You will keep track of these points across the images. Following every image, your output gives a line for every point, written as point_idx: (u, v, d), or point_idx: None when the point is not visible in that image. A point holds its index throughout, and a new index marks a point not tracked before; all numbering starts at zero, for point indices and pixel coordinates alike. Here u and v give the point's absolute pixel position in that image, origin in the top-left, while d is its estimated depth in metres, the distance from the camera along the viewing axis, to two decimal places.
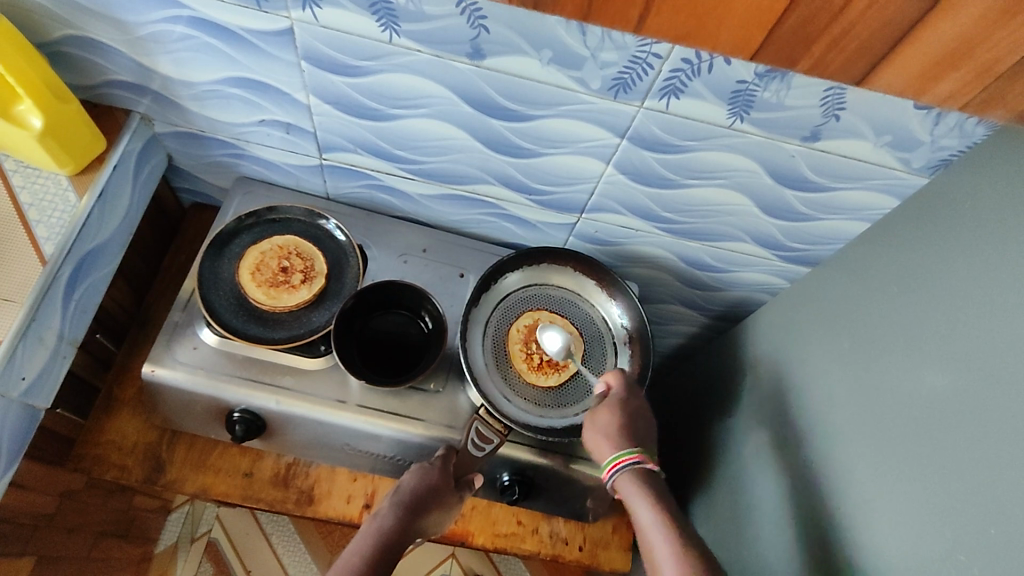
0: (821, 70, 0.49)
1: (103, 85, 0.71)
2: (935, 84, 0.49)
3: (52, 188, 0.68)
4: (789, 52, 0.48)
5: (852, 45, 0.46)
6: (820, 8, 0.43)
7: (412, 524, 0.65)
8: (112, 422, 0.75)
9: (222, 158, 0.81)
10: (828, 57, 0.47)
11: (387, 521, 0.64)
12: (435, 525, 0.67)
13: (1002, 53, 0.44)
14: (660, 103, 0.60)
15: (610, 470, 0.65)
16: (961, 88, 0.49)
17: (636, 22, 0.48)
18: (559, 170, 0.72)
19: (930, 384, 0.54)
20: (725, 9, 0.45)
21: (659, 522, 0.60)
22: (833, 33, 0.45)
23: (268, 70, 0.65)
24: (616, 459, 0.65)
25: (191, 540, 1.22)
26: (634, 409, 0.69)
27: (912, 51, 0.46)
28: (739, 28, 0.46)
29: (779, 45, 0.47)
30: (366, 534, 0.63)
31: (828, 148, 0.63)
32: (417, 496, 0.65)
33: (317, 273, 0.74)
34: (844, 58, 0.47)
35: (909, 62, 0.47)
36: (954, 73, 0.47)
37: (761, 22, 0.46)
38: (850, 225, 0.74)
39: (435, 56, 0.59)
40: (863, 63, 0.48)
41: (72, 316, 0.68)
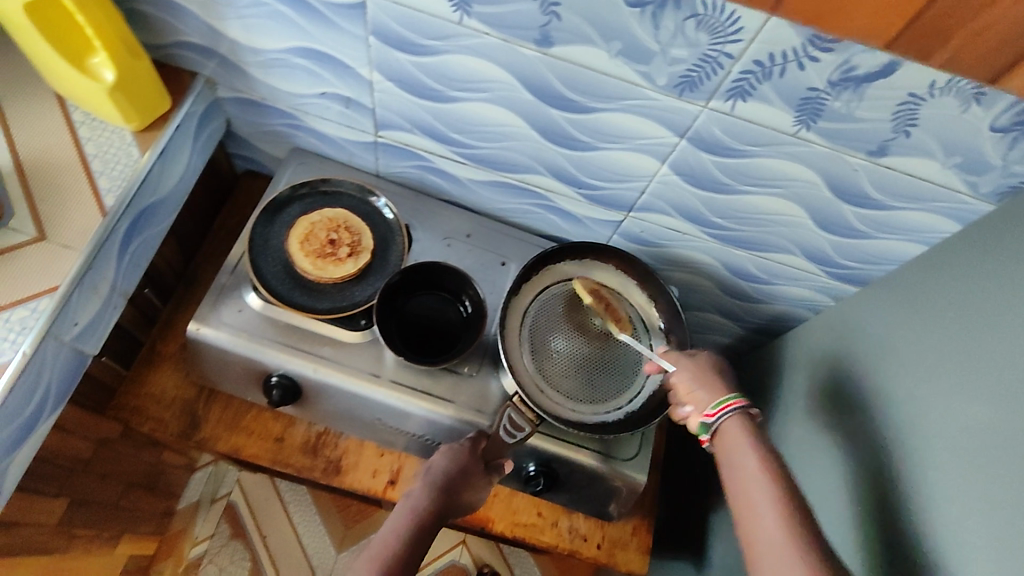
0: (956, 66, 0.49)
1: (172, 46, 0.72)
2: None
3: (116, 142, 0.70)
4: (925, 42, 0.48)
5: (990, 44, 0.46)
6: None
7: (445, 504, 0.65)
8: (152, 375, 0.77)
9: (279, 127, 0.82)
10: (968, 52, 0.48)
11: (421, 501, 0.65)
12: (467, 506, 0.68)
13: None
14: (726, 105, 0.60)
15: (719, 411, 0.62)
16: None
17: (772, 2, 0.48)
18: (613, 165, 0.72)
19: (976, 412, 0.53)
20: None
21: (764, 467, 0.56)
22: (978, 27, 0.46)
23: (335, 43, 0.66)
24: (724, 401, 0.62)
25: (212, 500, 1.24)
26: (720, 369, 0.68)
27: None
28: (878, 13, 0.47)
29: (915, 36, 0.48)
30: (399, 514, 0.64)
31: (894, 164, 0.62)
32: (448, 477, 0.66)
33: (363, 248, 0.74)
34: (980, 56, 0.48)
35: None
36: None
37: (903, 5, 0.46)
38: (905, 247, 0.72)
39: (503, 40, 0.59)
40: (1002, 62, 0.48)
41: (126, 268, 0.70)
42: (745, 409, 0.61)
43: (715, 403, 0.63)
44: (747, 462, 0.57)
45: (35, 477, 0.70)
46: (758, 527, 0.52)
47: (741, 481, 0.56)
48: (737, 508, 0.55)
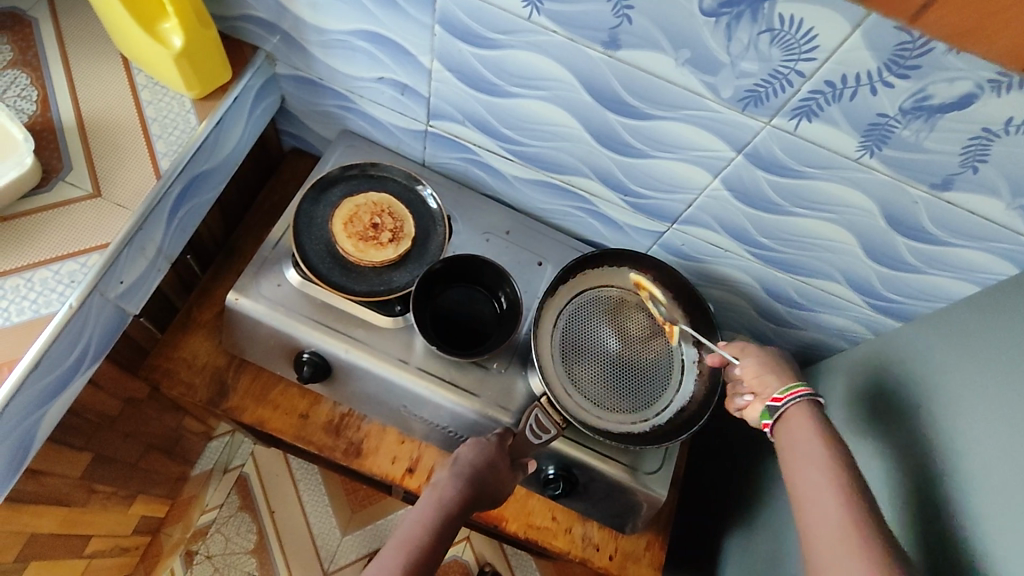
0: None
1: (237, 18, 0.73)
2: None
3: (175, 108, 0.71)
4: None
5: None
6: None
7: (473, 497, 0.65)
8: (186, 340, 0.78)
9: (332, 108, 0.83)
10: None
11: (449, 492, 0.64)
12: (494, 501, 0.67)
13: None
14: (790, 123, 0.58)
15: (786, 396, 0.62)
16: None
17: (913, 15, 0.44)
18: (663, 175, 0.71)
19: None
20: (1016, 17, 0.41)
21: (830, 456, 0.56)
22: None
23: (400, 29, 0.66)
24: (793, 388, 0.62)
25: (224, 470, 1.25)
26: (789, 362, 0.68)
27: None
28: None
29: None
30: (427, 504, 0.63)
31: (956, 200, 0.60)
32: (476, 469, 0.66)
33: (405, 235, 0.74)
34: None
35: None
36: None
37: None
38: (955, 286, 0.70)
39: (570, 40, 0.59)
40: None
41: (173, 233, 0.70)
42: (813, 398, 0.62)
43: (782, 389, 0.63)
44: (812, 449, 0.57)
45: (65, 428, 0.71)
46: (819, 511, 0.53)
47: (803, 467, 0.57)
48: (798, 488, 0.56)
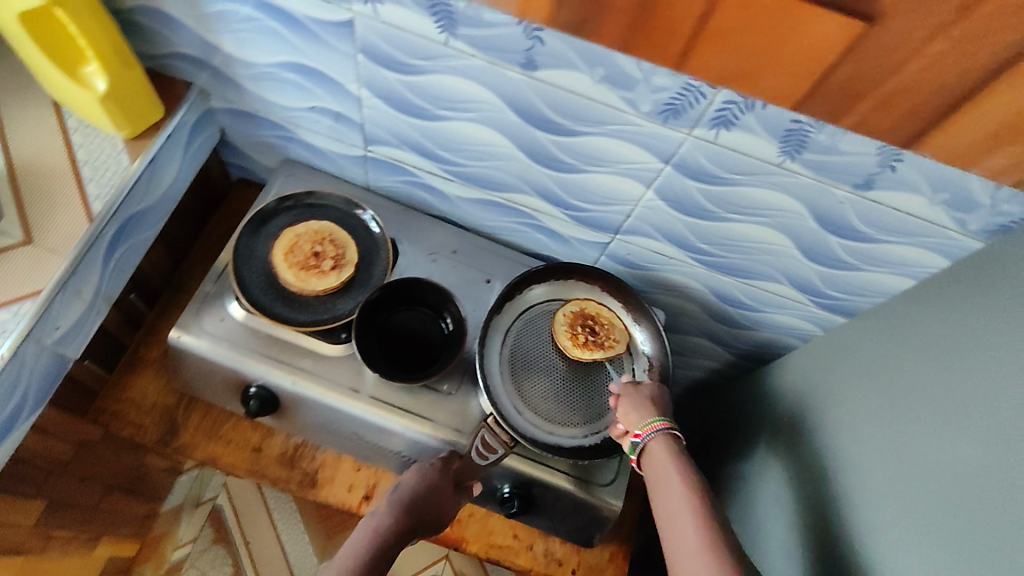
0: (868, 129, 0.48)
1: (167, 56, 0.73)
2: (988, 156, 0.48)
3: (107, 149, 0.70)
4: (836, 104, 0.46)
5: (907, 104, 0.45)
6: (876, 65, 0.42)
7: (410, 525, 0.64)
8: (134, 381, 0.78)
9: (271, 138, 0.83)
10: (877, 115, 0.46)
11: (385, 521, 0.63)
12: (431, 527, 0.67)
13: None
14: (710, 133, 0.59)
15: (645, 432, 0.64)
16: (1014, 164, 0.48)
17: (677, 59, 0.47)
18: (598, 188, 0.72)
19: (964, 454, 0.51)
20: (774, 56, 0.44)
21: (687, 493, 0.58)
22: (890, 90, 0.44)
23: (324, 59, 0.66)
24: (650, 423, 0.65)
25: (196, 504, 1.24)
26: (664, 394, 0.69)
27: (972, 119, 0.45)
28: (782, 74, 0.45)
29: (824, 94, 0.46)
30: (362, 534, 0.62)
31: (880, 198, 0.61)
32: (417, 496, 0.65)
33: (347, 261, 0.74)
34: (894, 120, 0.46)
35: (962, 132, 0.46)
36: (1009, 147, 0.46)
37: (810, 70, 0.44)
38: (891, 280, 0.71)
39: (488, 62, 0.60)
40: (918, 124, 0.46)
41: (110, 274, 0.70)
42: (670, 432, 0.64)
43: (642, 424, 0.65)
44: (671, 488, 0.59)
45: (12, 478, 0.70)
46: (681, 555, 0.54)
47: (666, 510, 0.58)
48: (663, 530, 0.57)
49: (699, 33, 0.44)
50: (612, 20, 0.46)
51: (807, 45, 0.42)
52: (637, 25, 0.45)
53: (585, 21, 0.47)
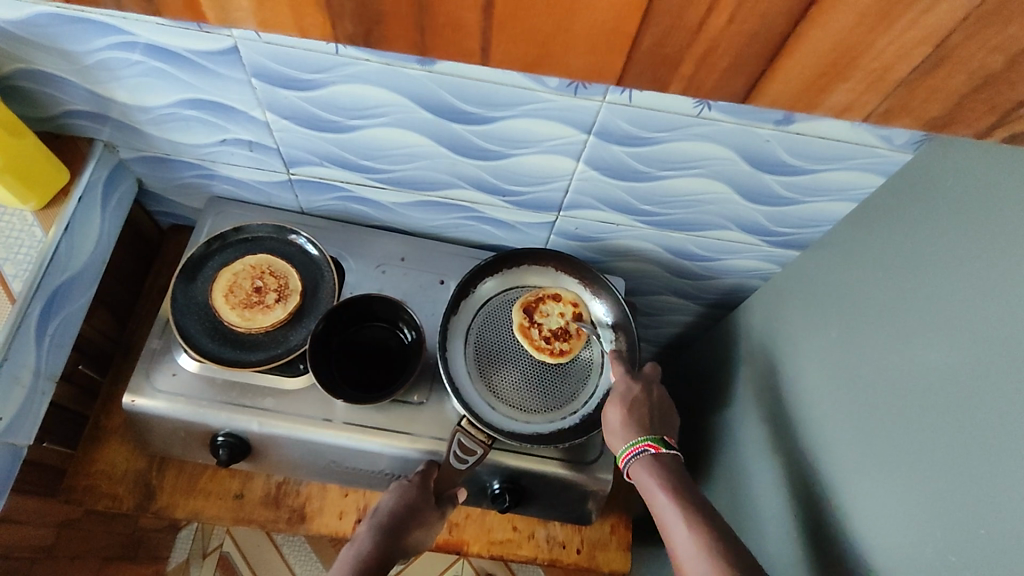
0: (696, 91, 0.43)
1: (62, 116, 0.70)
2: (824, 96, 0.43)
3: (16, 224, 0.67)
4: (652, 73, 0.42)
5: (722, 60, 0.40)
6: (669, 29, 0.38)
7: (395, 544, 0.65)
8: (99, 453, 0.76)
9: (192, 179, 0.80)
10: (699, 75, 0.42)
11: (366, 544, 0.64)
12: (417, 544, 0.67)
13: (892, 59, 0.39)
14: (623, 96, 0.58)
15: (623, 460, 0.67)
16: (857, 100, 0.43)
17: (481, 54, 0.42)
18: (529, 169, 0.70)
19: (925, 366, 0.52)
20: (565, 36, 0.40)
21: (673, 505, 0.60)
22: (696, 51, 0.40)
23: (220, 90, 0.64)
24: (626, 450, 0.66)
25: (203, 555, 1.23)
26: (639, 397, 0.69)
27: (798, 57, 0.40)
28: (589, 53, 0.41)
29: (639, 67, 0.42)
30: (345, 560, 0.63)
31: (804, 130, 0.60)
32: (396, 514, 0.66)
33: (291, 290, 0.73)
34: (716, 77, 0.42)
35: (793, 72, 0.41)
36: (846, 82, 0.41)
37: (608, 45, 0.40)
38: (836, 206, 0.71)
39: (385, 64, 0.57)
40: (741, 76, 0.41)
41: (48, 351, 0.68)
42: (650, 452, 0.66)
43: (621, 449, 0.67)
44: (658, 504, 0.61)
45: None
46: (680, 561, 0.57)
47: (662, 522, 0.61)
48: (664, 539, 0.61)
49: (489, 24, 0.40)
50: (394, 24, 0.41)
51: (594, 20, 0.39)
52: (421, 27, 0.41)
53: (369, 33, 0.42)
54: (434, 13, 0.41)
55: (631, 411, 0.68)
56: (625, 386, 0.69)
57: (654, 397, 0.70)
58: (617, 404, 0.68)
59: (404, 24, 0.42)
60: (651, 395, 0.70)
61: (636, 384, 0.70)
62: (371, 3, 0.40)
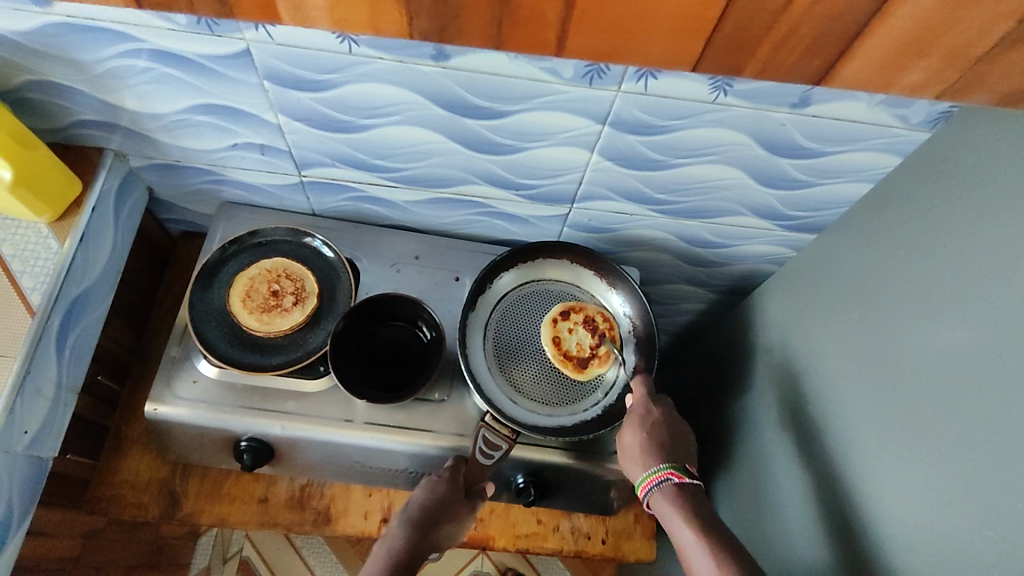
0: (771, 76, 0.46)
1: (72, 126, 0.69)
2: (903, 72, 0.45)
3: (31, 237, 0.66)
4: (730, 58, 0.45)
5: (800, 45, 0.43)
6: (753, 11, 0.41)
7: (426, 539, 0.65)
8: (123, 462, 0.76)
9: (202, 185, 0.80)
10: (776, 58, 0.44)
11: (398, 540, 0.65)
12: (448, 537, 0.67)
13: (971, 35, 0.41)
14: (639, 85, 0.58)
15: (644, 490, 0.65)
16: (932, 78, 0.45)
17: (556, 45, 0.45)
18: (543, 162, 0.70)
19: (952, 345, 0.51)
20: (649, 21, 0.42)
21: (700, 540, 0.60)
22: (777, 35, 0.43)
23: (231, 94, 0.64)
24: (648, 479, 0.65)
25: (224, 560, 1.23)
26: (659, 420, 0.68)
27: (874, 40, 0.43)
28: (673, 39, 0.44)
29: (717, 53, 0.44)
30: (377, 556, 0.64)
31: (820, 112, 0.60)
32: (426, 510, 0.66)
33: (308, 293, 0.73)
34: (793, 59, 0.45)
35: (870, 53, 0.44)
36: (922, 60, 0.44)
37: (694, 31, 0.43)
38: (851, 188, 0.71)
39: (399, 62, 0.57)
40: (817, 57, 0.44)
41: (69, 363, 0.67)
42: (673, 481, 0.65)
43: (641, 479, 0.66)
44: (683, 537, 0.61)
45: None
46: None
47: (685, 555, 0.61)
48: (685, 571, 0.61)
49: (570, 15, 0.42)
50: (473, 18, 0.43)
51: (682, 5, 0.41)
52: (499, 19, 0.43)
53: (444, 29, 0.45)
54: (517, 6, 0.42)
55: (649, 434, 0.67)
56: (642, 407, 0.68)
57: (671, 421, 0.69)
58: (633, 427, 0.67)
59: (483, 18, 0.44)
60: (668, 419, 0.69)
61: (655, 406, 0.69)
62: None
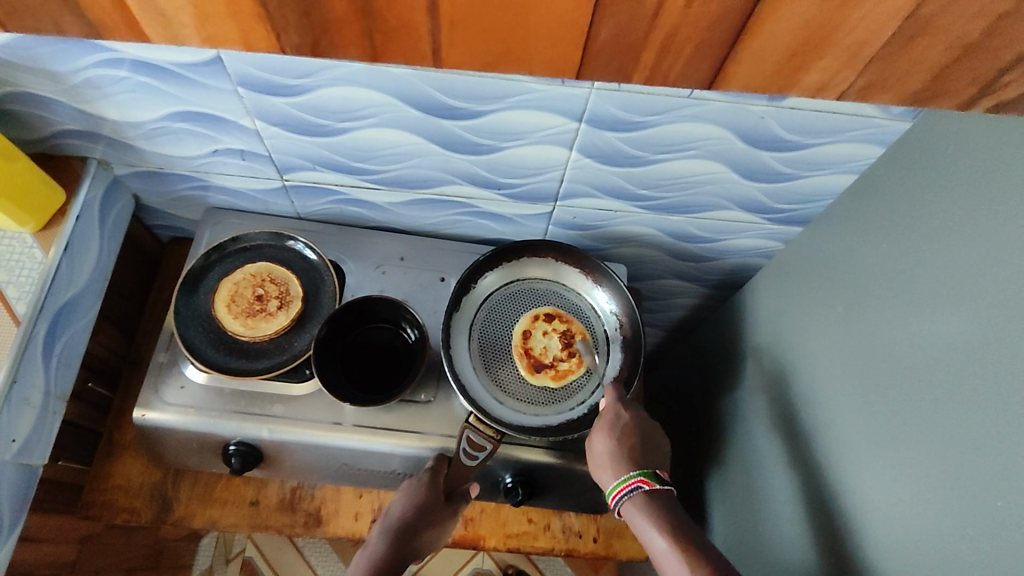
0: (663, 80, 0.42)
1: (54, 136, 0.70)
2: (800, 75, 0.41)
3: (16, 247, 0.67)
4: (618, 63, 0.40)
5: (685, 48, 0.39)
6: (629, 15, 0.37)
7: (408, 545, 0.65)
8: (115, 468, 0.77)
9: (188, 191, 0.80)
10: (663, 63, 0.40)
11: (378, 547, 0.65)
12: (433, 541, 0.68)
13: (867, 32, 0.37)
14: (611, 81, 0.57)
15: (615, 498, 0.65)
16: (831, 78, 0.41)
17: (432, 56, 0.41)
18: (522, 161, 0.69)
19: (935, 339, 0.51)
20: (522, 29, 0.38)
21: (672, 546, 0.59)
22: (659, 40, 0.39)
23: (208, 101, 0.64)
24: (619, 486, 0.64)
25: (226, 561, 1.25)
26: (628, 425, 0.67)
27: (766, 37, 0.38)
28: (552, 48, 0.40)
29: (603, 57, 0.40)
30: (358, 563, 0.64)
31: (798, 104, 0.59)
32: (407, 515, 0.66)
33: (292, 296, 0.73)
34: (684, 62, 0.40)
35: (763, 54, 0.40)
36: (820, 60, 0.40)
37: (567, 38, 0.39)
38: (837, 179, 0.70)
39: (368, 64, 0.57)
40: (707, 59, 0.40)
41: (56, 371, 0.68)
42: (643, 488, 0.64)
43: (611, 486, 0.65)
44: (656, 545, 0.60)
45: None
46: None
47: (659, 563, 0.60)
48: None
49: (436, 22, 0.38)
50: (343, 31, 0.39)
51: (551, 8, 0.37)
52: (370, 30, 0.39)
53: (316, 43, 0.40)
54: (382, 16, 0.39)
55: (619, 442, 0.66)
56: (613, 414, 0.68)
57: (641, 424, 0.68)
58: (602, 434, 0.67)
59: (354, 30, 0.40)
60: (638, 422, 0.68)
61: (623, 411, 0.68)
62: (314, 11, 0.38)
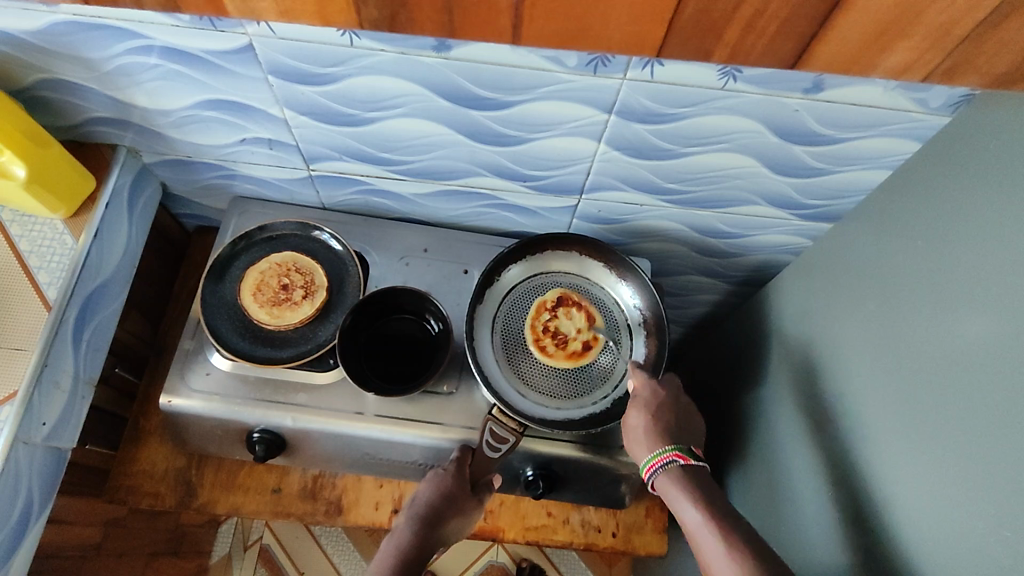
0: (744, 58, 0.45)
1: (84, 123, 0.71)
2: (882, 56, 0.44)
3: (47, 233, 0.67)
4: (699, 42, 0.44)
5: (770, 26, 0.42)
6: None
7: (434, 535, 0.65)
8: (141, 453, 0.77)
9: (214, 180, 0.80)
10: (746, 41, 0.44)
11: (404, 536, 0.65)
12: (457, 531, 0.68)
13: (958, 13, 0.40)
14: (644, 72, 0.57)
15: (649, 471, 0.65)
16: (914, 59, 0.44)
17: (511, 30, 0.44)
18: (550, 153, 0.69)
19: (971, 339, 0.50)
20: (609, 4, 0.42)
21: (705, 517, 0.59)
22: (747, 13, 0.41)
23: (236, 89, 0.64)
24: (656, 458, 0.64)
25: (244, 548, 1.26)
26: (664, 403, 0.68)
27: (851, 19, 0.41)
28: (634, 24, 0.43)
29: (684, 36, 0.43)
30: (385, 552, 0.64)
31: (834, 97, 0.58)
32: (433, 506, 0.66)
33: (317, 286, 0.73)
34: (766, 40, 0.43)
35: (846, 35, 0.42)
36: (905, 40, 0.43)
37: (659, 14, 0.42)
38: (869, 175, 0.69)
39: (399, 53, 0.57)
40: (796, 41, 0.43)
41: (85, 357, 0.69)
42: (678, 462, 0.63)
43: (648, 458, 0.65)
44: (689, 517, 0.60)
45: None
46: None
47: (694, 535, 0.59)
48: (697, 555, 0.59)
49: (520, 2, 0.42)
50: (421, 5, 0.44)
51: None
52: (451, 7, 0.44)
53: (393, 16, 0.44)
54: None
55: (654, 419, 0.66)
56: (648, 393, 0.68)
57: (681, 404, 0.68)
58: (639, 411, 0.67)
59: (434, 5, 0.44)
60: (680, 406, 0.68)
61: (661, 389, 0.68)
62: None
